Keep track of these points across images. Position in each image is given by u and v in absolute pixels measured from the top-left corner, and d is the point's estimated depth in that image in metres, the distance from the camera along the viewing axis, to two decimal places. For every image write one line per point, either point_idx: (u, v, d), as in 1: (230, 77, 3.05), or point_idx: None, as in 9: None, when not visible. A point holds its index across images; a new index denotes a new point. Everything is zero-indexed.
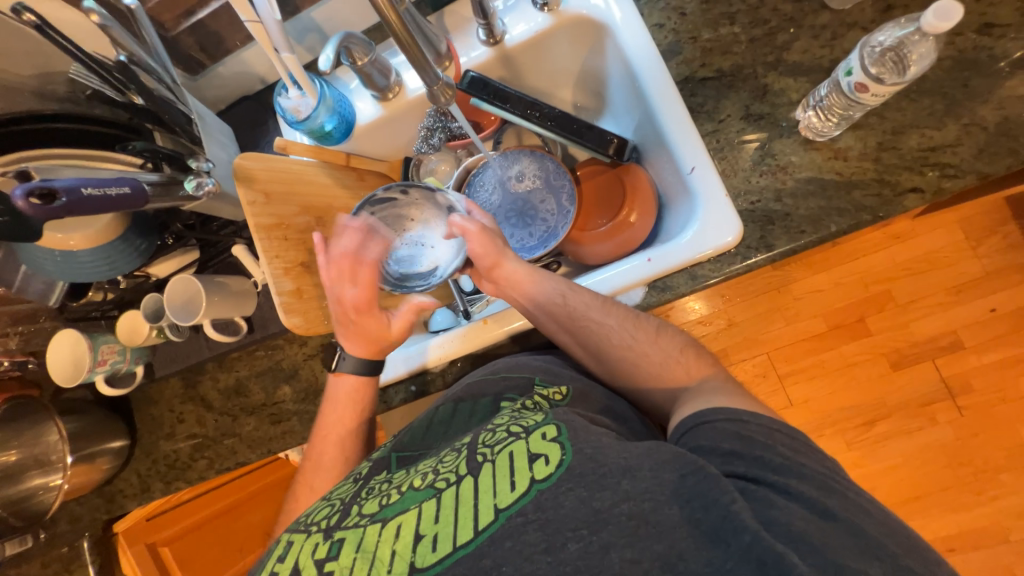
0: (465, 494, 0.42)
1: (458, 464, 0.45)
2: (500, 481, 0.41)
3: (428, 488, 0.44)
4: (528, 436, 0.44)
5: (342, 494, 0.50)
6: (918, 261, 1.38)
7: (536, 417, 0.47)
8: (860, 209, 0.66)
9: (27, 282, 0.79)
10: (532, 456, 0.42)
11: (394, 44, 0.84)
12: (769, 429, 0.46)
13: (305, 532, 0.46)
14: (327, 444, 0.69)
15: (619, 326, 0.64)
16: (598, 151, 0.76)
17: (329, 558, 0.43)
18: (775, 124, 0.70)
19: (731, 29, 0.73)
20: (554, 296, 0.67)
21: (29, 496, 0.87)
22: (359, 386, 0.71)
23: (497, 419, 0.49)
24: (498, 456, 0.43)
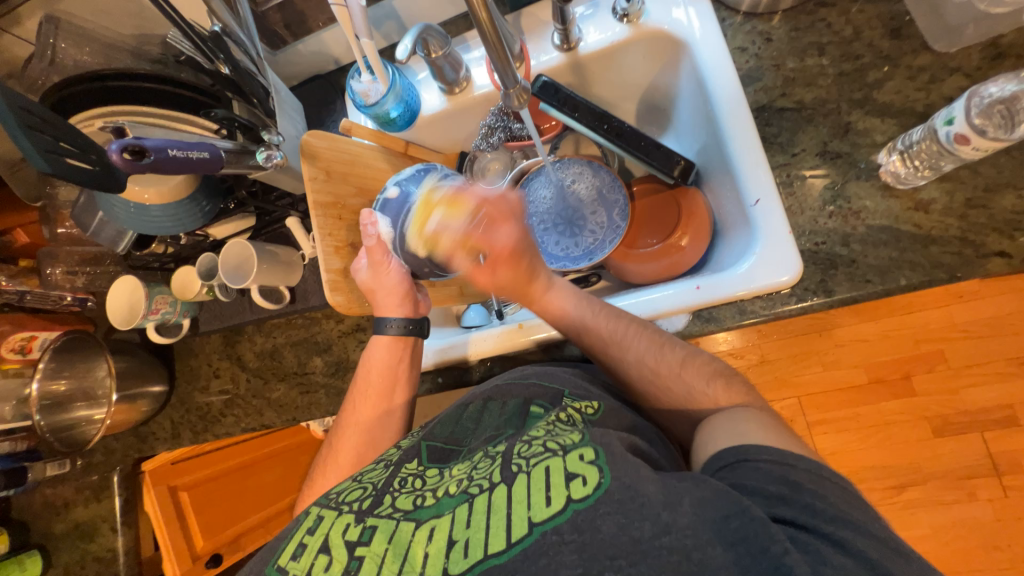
0: (498, 502, 0.41)
1: (492, 472, 0.45)
2: (536, 494, 0.41)
3: (462, 493, 0.44)
4: (565, 454, 0.43)
5: (374, 479, 0.51)
6: (980, 324, 1.29)
7: (573, 435, 0.46)
8: (935, 266, 0.62)
9: (101, 228, 0.77)
10: (569, 475, 0.41)
11: (468, 40, 0.85)
12: (817, 476, 0.41)
13: (335, 510, 0.47)
14: (351, 424, 0.70)
15: (636, 358, 0.62)
16: (662, 172, 0.75)
17: (360, 542, 0.43)
18: (852, 165, 0.67)
19: (819, 60, 0.70)
20: (574, 327, 0.68)
21: (73, 426, 0.94)
22: (386, 370, 0.71)
23: (533, 431, 0.48)
24: (534, 469, 0.43)
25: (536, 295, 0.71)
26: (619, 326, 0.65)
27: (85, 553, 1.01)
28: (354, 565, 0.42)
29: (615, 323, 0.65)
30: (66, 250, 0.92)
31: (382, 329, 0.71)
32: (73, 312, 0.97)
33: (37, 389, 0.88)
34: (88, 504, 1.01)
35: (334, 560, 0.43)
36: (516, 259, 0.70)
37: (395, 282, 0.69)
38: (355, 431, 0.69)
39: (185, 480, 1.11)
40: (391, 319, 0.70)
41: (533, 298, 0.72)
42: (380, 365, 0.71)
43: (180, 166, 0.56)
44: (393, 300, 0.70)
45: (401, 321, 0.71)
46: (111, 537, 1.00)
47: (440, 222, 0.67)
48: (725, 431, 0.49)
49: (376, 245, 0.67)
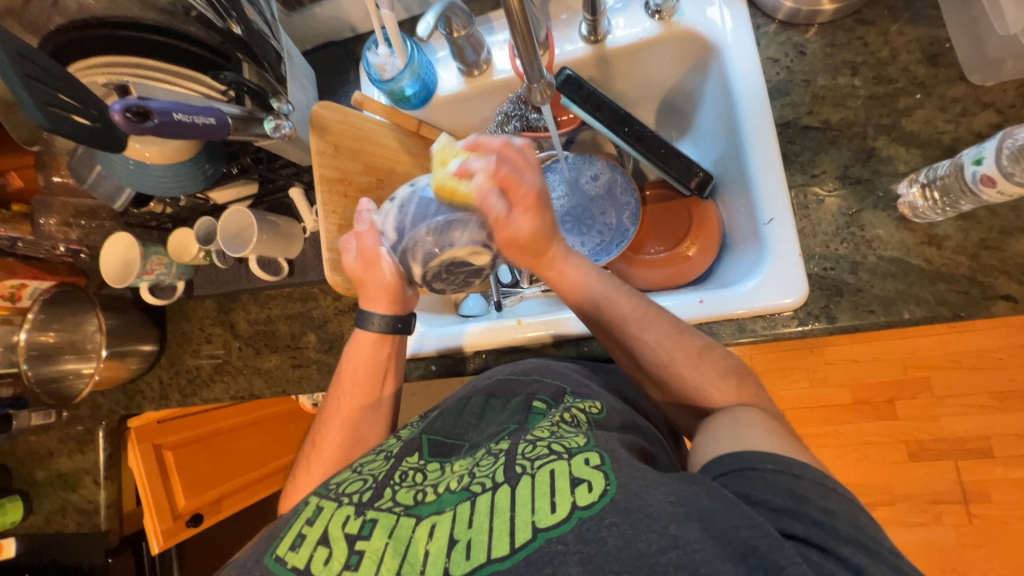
0: (501, 503, 0.41)
1: (495, 471, 0.44)
2: (540, 499, 0.40)
3: (463, 491, 0.44)
4: (570, 458, 0.42)
5: (373, 471, 0.50)
6: (968, 356, 1.30)
7: (578, 438, 0.45)
8: (939, 303, 0.62)
9: (98, 182, 0.74)
10: (574, 481, 0.40)
11: (492, 21, 0.82)
12: (822, 487, 0.42)
13: (335, 502, 0.46)
14: (334, 422, 0.67)
15: (654, 340, 0.59)
16: (680, 182, 0.73)
17: (360, 536, 0.42)
18: (870, 192, 0.65)
19: (851, 80, 0.68)
20: (592, 301, 0.63)
21: (60, 378, 0.94)
22: (370, 366, 0.68)
23: (537, 431, 0.48)
24: (538, 471, 0.42)
25: (553, 257, 0.63)
26: (642, 306, 0.61)
27: (66, 501, 1.02)
28: (354, 559, 0.41)
29: (634, 303, 0.62)
30: (61, 200, 0.88)
31: (365, 324, 0.69)
32: (67, 263, 0.96)
33: (26, 338, 0.89)
34: (72, 455, 1.02)
35: (334, 553, 0.42)
36: (541, 204, 0.59)
37: (387, 277, 0.66)
38: (337, 429, 0.66)
39: (169, 439, 1.11)
40: (375, 316, 0.68)
41: (547, 264, 0.64)
42: (360, 359, 0.68)
43: (184, 130, 0.54)
44: (382, 295, 0.68)
45: (386, 319, 0.68)
46: (94, 491, 1.01)
47: (464, 161, 0.60)
48: (726, 433, 0.49)
49: (368, 231, 0.66)
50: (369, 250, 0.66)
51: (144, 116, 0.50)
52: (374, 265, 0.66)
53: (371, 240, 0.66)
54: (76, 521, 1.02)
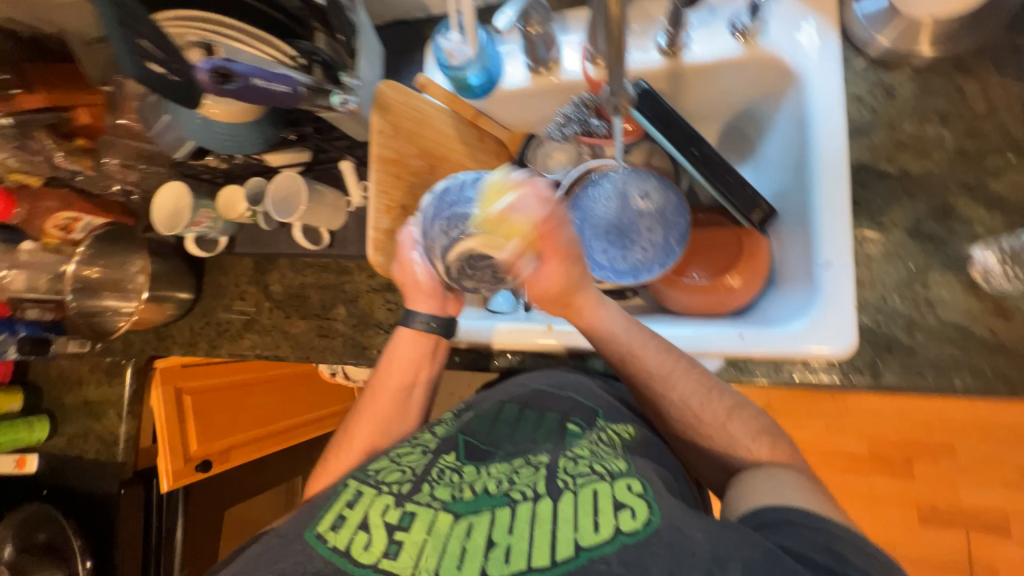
0: (543, 515, 0.42)
1: (536, 483, 0.45)
2: (584, 518, 0.41)
3: (502, 497, 0.45)
4: (612, 481, 0.44)
5: (411, 463, 0.51)
6: (1002, 429, 1.24)
7: (618, 462, 0.47)
8: (996, 377, 0.59)
9: (164, 131, 0.76)
10: (618, 505, 0.41)
11: (568, 20, 0.80)
12: (865, 551, 0.41)
13: (375, 489, 0.47)
14: (367, 414, 0.68)
15: (681, 399, 0.60)
16: (741, 213, 0.71)
17: (400, 527, 0.43)
18: (941, 251, 0.62)
19: (939, 131, 0.65)
20: (618, 351, 0.63)
21: (99, 313, 0.98)
22: (406, 364, 0.69)
23: (577, 449, 0.49)
24: (581, 490, 0.43)
25: (581, 306, 0.63)
26: (669, 365, 0.60)
27: (89, 429, 1.06)
28: (394, 549, 0.42)
29: (663, 358, 0.61)
30: (123, 142, 0.91)
31: (410, 324, 0.70)
32: (118, 202, 0.99)
33: (74, 269, 0.94)
34: (100, 385, 1.06)
35: (374, 539, 0.43)
36: (570, 260, 0.60)
37: (422, 279, 0.68)
38: (368, 423, 0.68)
39: (190, 384, 1.14)
40: (420, 315, 0.69)
41: (574, 311, 0.63)
42: (400, 357, 0.69)
43: (261, 96, 0.55)
44: (420, 295, 0.69)
45: (428, 319, 0.69)
46: (116, 423, 1.04)
47: (510, 203, 0.57)
48: (768, 483, 0.48)
49: (404, 240, 0.67)
50: (409, 264, 0.68)
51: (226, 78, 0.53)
52: (411, 272, 0.68)
53: (408, 247, 0.68)
54: (94, 450, 1.05)
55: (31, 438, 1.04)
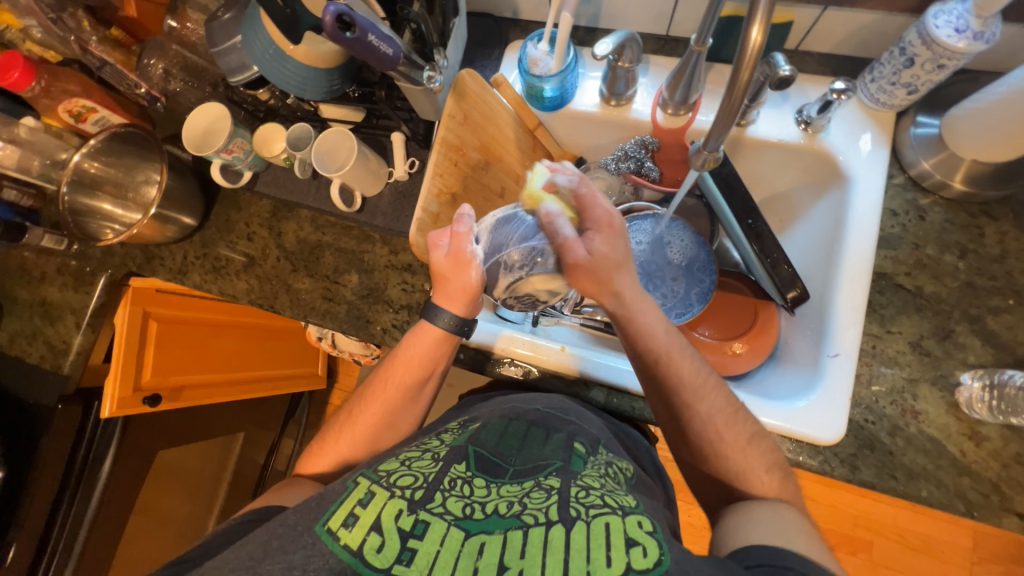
0: (556, 542, 0.42)
1: (549, 508, 0.45)
2: (597, 551, 0.41)
3: (515, 519, 0.45)
4: (624, 517, 0.45)
5: (423, 469, 0.50)
6: (914, 536, 1.34)
7: (628, 501, 0.49)
8: (957, 494, 0.64)
9: (228, 51, 0.73)
10: (630, 541, 0.42)
11: (649, 62, 0.82)
12: None
13: (387, 491, 0.46)
14: (375, 399, 0.68)
15: (708, 418, 0.60)
16: (777, 289, 0.75)
17: (413, 535, 0.43)
18: (934, 368, 0.68)
19: (955, 261, 0.71)
20: (650, 355, 0.63)
21: (88, 214, 0.91)
22: (424, 359, 0.68)
23: (588, 479, 0.50)
24: (593, 521, 0.44)
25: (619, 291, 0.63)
26: (703, 377, 0.61)
27: (38, 332, 0.97)
28: (407, 556, 0.42)
29: (699, 378, 0.62)
30: (175, 49, 0.88)
31: (432, 319, 0.67)
32: (137, 104, 0.93)
33: (76, 161, 0.85)
34: (63, 289, 0.98)
35: (387, 543, 0.42)
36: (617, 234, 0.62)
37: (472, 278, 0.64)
38: (375, 411, 0.67)
39: (161, 311, 1.07)
40: (444, 313, 0.66)
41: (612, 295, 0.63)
42: (418, 354, 0.67)
43: (369, 53, 0.55)
44: (460, 297, 0.66)
45: (455, 318, 0.66)
46: (71, 332, 0.96)
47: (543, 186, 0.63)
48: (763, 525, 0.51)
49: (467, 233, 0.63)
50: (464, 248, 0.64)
51: (347, 27, 0.52)
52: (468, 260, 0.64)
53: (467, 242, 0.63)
54: (39, 354, 0.97)
55: None
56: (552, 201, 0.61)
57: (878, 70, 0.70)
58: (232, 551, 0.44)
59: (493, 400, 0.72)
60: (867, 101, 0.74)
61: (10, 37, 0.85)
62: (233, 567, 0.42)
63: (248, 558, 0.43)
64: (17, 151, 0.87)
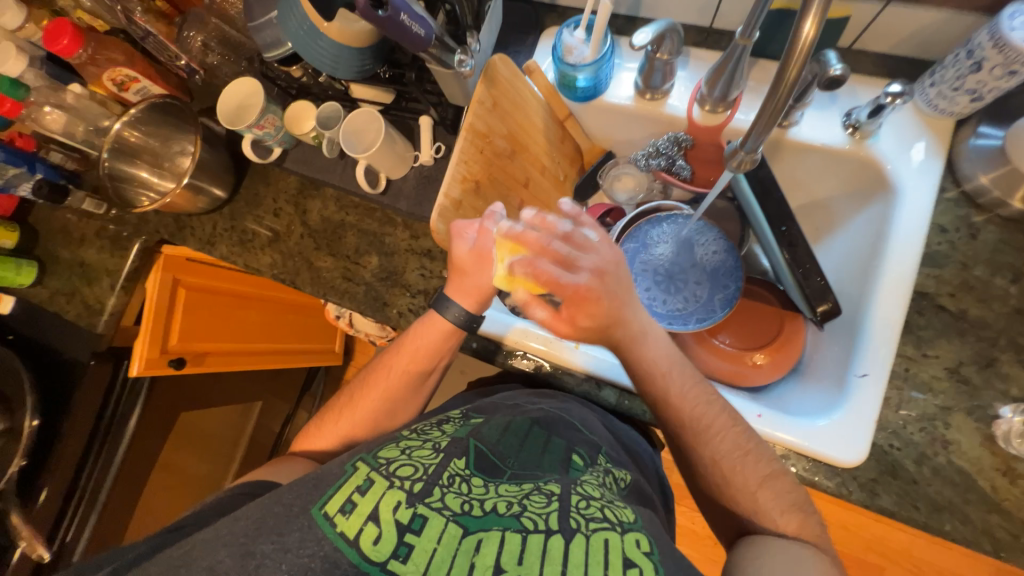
0: (553, 552, 0.42)
1: (549, 516, 0.45)
2: (594, 566, 0.41)
3: (512, 521, 0.44)
4: (623, 534, 0.45)
5: (423, 460, 0.50)
6: (930, 567, 1.28)
7: (627, 515, 0.48)
8: (983, 532, 0.60)
9: (265, 26, 0.74)
10: (629, 561, 0.42)
11: (689, 55, 0.79)
12: None
13: (387, 481, 0.47)
14: (378, 384, 0.68)
15: (711, 455, 0.59)
16: (806, 301, 0.71)
17: (410, 529, 0.43)
18: (972, 397, 0.64)
19: (1006, 285, 0.66)
20: (653, 391, 0.62)
21: (126, 182, 0.94)
22: (430, 349, 0.68)
23: (589, 489, 0.50)
24: (592, 536, 0.43)
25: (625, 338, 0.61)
26: (704, 418, 0.60)
27: (77, 291, 1.02)
28: (403, 550, 0.42)
29: (702, 407, 0.61)
30: (214, 22, 0.89)
31: (441, 310, 0.67)
32: (177, 76, 0.95)
33: (117, 129, 0.88)
34: (101, 251, 1.02)
35: (383, 535, 0.42)
36: (604, 282, 0.58)
37: (485, 281, 0.65)
38: (377, 396, 0.68)
39: (191, 279, 1.11)
40: (454, 306, 0.66)
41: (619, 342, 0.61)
42: (427, 343, 0.67)
43: (400, 33, 0.54)
44: (473, 294, 0.66)
45: (463, 313, 0.66)
46: (105, 293, 1.01)
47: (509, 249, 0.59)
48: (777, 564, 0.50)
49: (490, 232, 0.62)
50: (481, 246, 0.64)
51: (379, 5, 0.51)
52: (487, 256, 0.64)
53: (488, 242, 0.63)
54: (76, 312, 1.02)
55: (14, 281, 0.99)
56: (535, 241, 0.57)
57: (940, 74, 0.65)
58: (228, 523, 0.45)
59: (500, 393, 0.72)
60: (924, 107, 0.69)
61: (62, 5, 0.88)
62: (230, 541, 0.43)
63: (242, 534, 0.44)
64: (63, 116, 0.91)
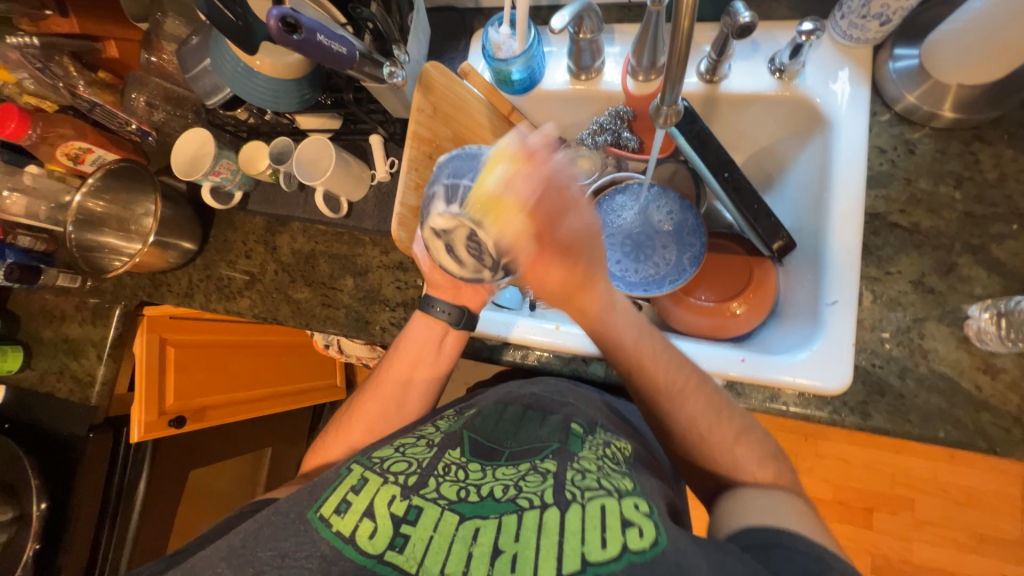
0: (550, 523, 0.44)
1: (543, 491, 0.47)
2: (592, 532, 0.43)
3: (509, 503, 0.46)
4: (620, 499, 0.46)
5: (417, 455, 0.52)
6: (957, 489, 1.29)
7: (625, 483, 0.49)
8: (977, 432, 0.62)
9: (201, 76, 0.77)
10: (627, 523, 0.44)
11: (615, 32, 0.82)
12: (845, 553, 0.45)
13: (381, 477, 0.48)
14: (374, 398, 0.71)
15: (688, 417, 0.61)
16: (762, 241, 0.75)
17: (406, 520, 0.44)
18: (940, 305, 0.65)
19: (951, 192, 0.68)
20: (626, 363, 0.64)
21: (96, 250, 0.95)
22: (411, 344, 0.72)
23: (584, 462, 0.51)
24: (588, 504, 0.45)
25: (587, 309, 0.63)
26: (679, 380, 0.62)
27: (64, 366, 1.01)
28: (399, 541, 0.43)
29: (675, 373, 0.62)
30: (154, 81, 0.92)
31: (426, 309, 0.70)
32: (131, 141, 0.96)
33: (79, 201, 0.90)
34: (83, 324, 1.01)
35: (380, 529, 0.44)
36: (573, 259, 0.59)
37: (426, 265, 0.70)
38: (375, 407, 0.71)
39: (176, 337, 1.11)
40: (437, 303, 0.69)
41: (580, 312, 0.63)
42: (414, 341, 0.72)
43: (321, 53, 0.57)
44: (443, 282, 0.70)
45: (447, 308, 0.69)
46: (93, 364, 1.00)
47: (510, 172, 0.53)
48: (757, 510, 0.53)
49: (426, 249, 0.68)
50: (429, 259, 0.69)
51: (293, 29, 0.53)
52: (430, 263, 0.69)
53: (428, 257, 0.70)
54: (67, 388, 1.01)
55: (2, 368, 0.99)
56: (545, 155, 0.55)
57: (847, 6, 0.68)
58: (221, 550, 0.46)
59: (498, 387, 0.72)
60: (840, 40, 0.72)
61: (7, 93, 0.90)
62: (222, 559, 0.44)
63: (236, 551, 0.44)
64: (23, 198, 0.92)
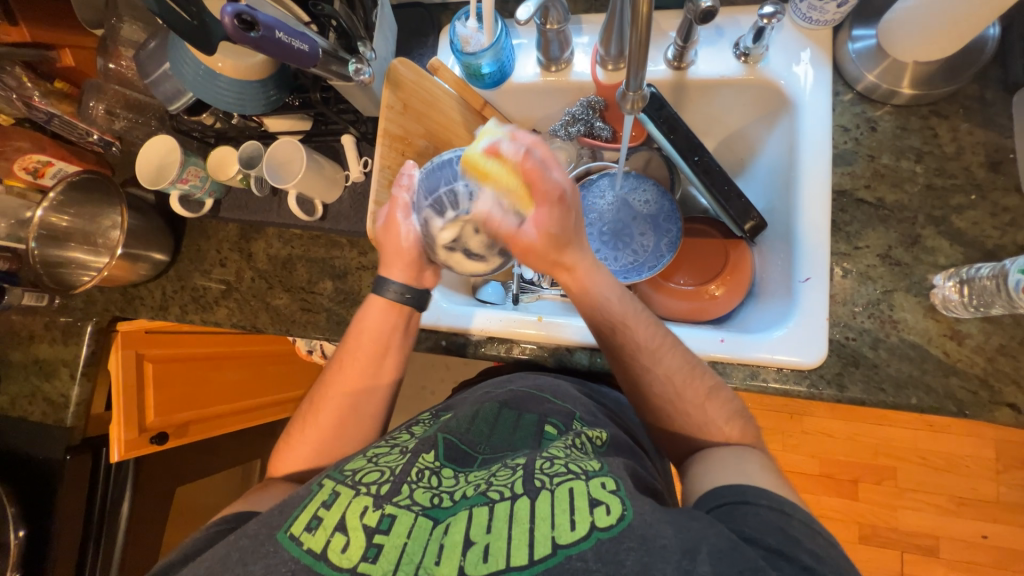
0: (521, 512, 0.44)
1: (514, 482, 0.47)
2: (561, 516, 0.43)
3: (481, 497, 0.47)
4: (588, 480, 0.46)
5: (390, 463, 0.51)
6: (936, 455, 1.33)
7: (593, 464, 0.50)
8: (947, 397, 0.64)
9: (161, 80, 0.75)
10: (593, 502, 0.44)
11: (581, 23, 0.83)
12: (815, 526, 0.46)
13: (352, 489, 0.48)
14: (334, 389, 0.70)
15: (667, 374, 0.62)
16: (735, 222, 0.76)
17: (379, 529, 0.44)
18: (907, 276, 0.67)
19: (912, 166, 0.70)
20: (610, 322, 0.65)
21: (62, 266, 0.92)
22: (374, 335, 0.70)
23: (554, 450, 0.52)
24: (557, 489, 0.46)
25: (573, 266, 0.64)
26: (658, 338, 0.63)
27: (37, 389, 0.97)
28: (372, 552, 0.43)
29: (653, 332, 0.64)
30: (115, 89, 0.89)
31: (382, 292, 0.71)
32: (93, 152, 0.93)
33: (41, 216, 0.86)
34: (53, 344, 0.97)
35: (352, 542, 0.44)
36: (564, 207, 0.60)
37: (406, 245, 0.69)
38: (335, 398, 0.69)
39: (154, 351, 1.07)
40: (393, 283, 0.70)
41: (566, 270, 0.64)
42: (370, 330, 0.70)
43: (280, 50, 0.55)
44: (398, 261, 0.70)
45: (400, 288, 0.70)
46: (67, 384, 0.96)
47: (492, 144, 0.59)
48: (724, 471, 0.54)
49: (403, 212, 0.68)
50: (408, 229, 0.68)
51: (250, 27, 0.52)
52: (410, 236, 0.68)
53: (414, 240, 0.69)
54: (40, 411, 0.97)
55: None
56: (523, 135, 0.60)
57: None
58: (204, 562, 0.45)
59: (482, 384, 0.72)
60: (801, 22, 0.74)
61: None
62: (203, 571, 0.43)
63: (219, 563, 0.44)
64: None
